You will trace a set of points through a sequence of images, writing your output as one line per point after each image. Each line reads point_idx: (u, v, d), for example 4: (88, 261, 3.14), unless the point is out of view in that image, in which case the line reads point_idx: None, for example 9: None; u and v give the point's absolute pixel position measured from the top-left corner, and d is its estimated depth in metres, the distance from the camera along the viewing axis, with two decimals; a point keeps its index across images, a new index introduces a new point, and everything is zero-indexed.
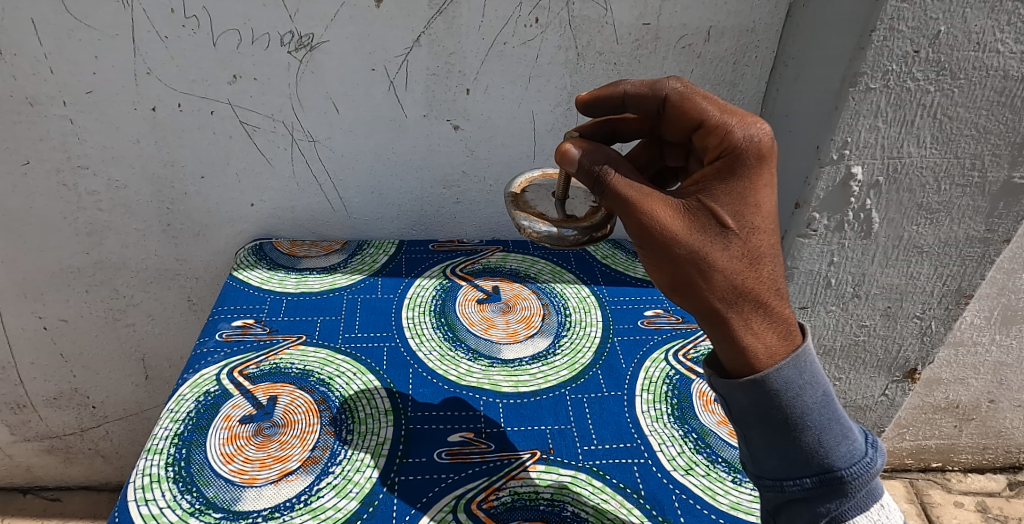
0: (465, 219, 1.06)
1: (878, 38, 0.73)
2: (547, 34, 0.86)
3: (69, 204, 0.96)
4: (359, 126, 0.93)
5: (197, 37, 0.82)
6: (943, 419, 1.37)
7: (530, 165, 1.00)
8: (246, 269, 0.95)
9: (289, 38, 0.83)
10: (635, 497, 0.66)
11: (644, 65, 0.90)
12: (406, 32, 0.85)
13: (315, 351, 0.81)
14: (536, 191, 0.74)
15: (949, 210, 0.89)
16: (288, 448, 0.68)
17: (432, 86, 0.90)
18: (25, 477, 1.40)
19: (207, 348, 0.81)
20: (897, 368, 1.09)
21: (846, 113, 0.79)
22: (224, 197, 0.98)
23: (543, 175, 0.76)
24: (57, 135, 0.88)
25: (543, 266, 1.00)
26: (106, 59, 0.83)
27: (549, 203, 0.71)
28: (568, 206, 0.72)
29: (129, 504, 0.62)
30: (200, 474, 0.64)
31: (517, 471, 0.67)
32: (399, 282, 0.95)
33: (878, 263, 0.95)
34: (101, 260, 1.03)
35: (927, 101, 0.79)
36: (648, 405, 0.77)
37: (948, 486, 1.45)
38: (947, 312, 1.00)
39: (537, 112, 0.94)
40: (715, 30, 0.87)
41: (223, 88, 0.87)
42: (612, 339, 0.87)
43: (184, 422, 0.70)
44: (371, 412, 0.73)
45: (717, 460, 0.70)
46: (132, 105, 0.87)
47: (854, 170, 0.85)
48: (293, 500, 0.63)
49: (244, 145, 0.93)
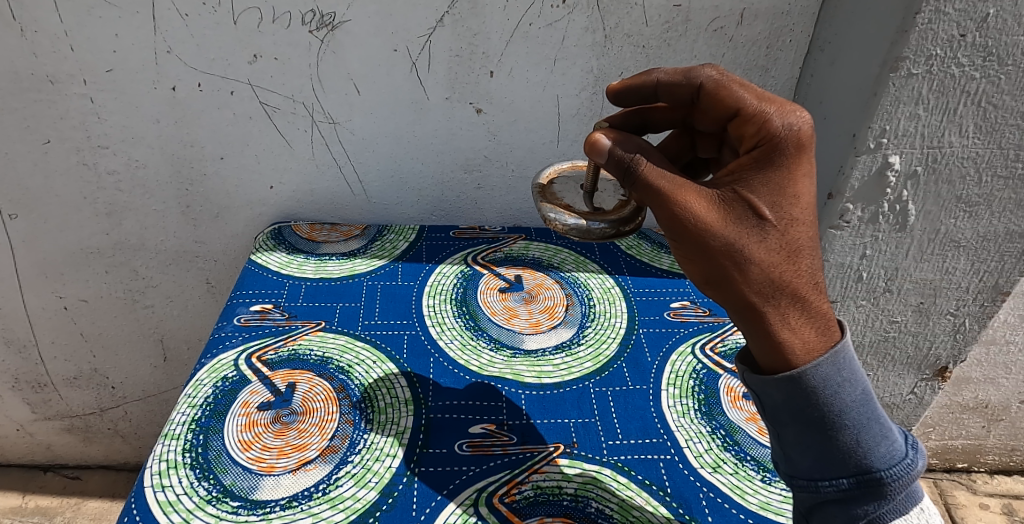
0: (486, 205, 1.04)
1: (923, 21, 0.70)
2: (574, 16, 0.84)
3: (89, 184, 0.95)
4: (380, 108, 0.91)
5: (217, 16, 0.81)
6: (970, 418, 1.34)
7: (554, 151, 0.98)
8: (265, 254, 0.95)
9: (310, 17, 0.82)
10: (661, 494, 0.64)
11: (673, 49, 0.87)
12: (429, 12, 0.82)
13: (334, 337, 0.80)
14: (558, 185, 0.72)
15: (989, 203, 0.85)
16: (307, 436, 0.67)
17: (455, 68, 0.88)
18: (46, 455, 1.41)
19: (225, 333, 0.80)
20: (927, 366, 1.06)
21: (886, 100, 0.76)
22: (245, 178, 0.97)
23: (572, 167, 0.75)
24: (77, 115, 0.88)
25: (567, 255, 0.99)
26: (125, 37, 0.82)
27: (572, 196, 0.70)
28: (597, 199, 0.70)
29: (145, 490, 0.61)
30: (216, 461, 0.64)
31: (540, 465, 0.66)
32: (420, 268, 0.94)
33: (912, 257, 0.92)
34: (121, 241, 1.03)
35: (971, 88, 0.75)
36: (674, 400, 0.75)
37: (973, 487, 1.42)
38: (982, 309, 0.96)
39: (561, 96, 0.92)
40: (748, 13, 0.84)
41: (244, 68, 0.85)
42: (638, 332, 0.85)
43: (202, 407, 0.70)
44: (391, 402, 0.72)
45: (746, 459, 0.68)
46: (152, 84, 0.86)
47: (892, 159, 0.81)
48: (311, 489, 0.62)
49: (264, 127, 0.92)
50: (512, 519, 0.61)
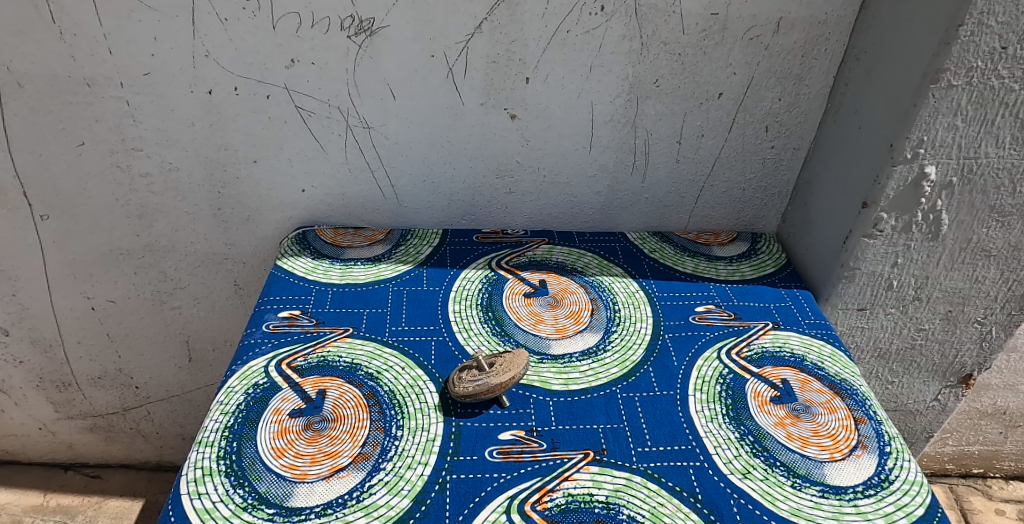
0: (516, 210, 1.04)
1: (966, 34, 0.70)
2: (612, 23, 0.84)
3: (122, 186, 0.96)
4: (415, 113, 0.91)
5: (256, 20, 0.81)
6: (988, 424, 1.35)
7: (585, 157, 0.98)
8: (291, 259, 0.95)
9: (350, 22, 0.82)
10: (692, 501, 0.64)
11: (709, 56, 0.88)
12: (469, 18, 0.83)
13: (363, 343, 0.81)
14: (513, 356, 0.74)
15: (1022, 213, 0.85)
16: (338, 443, 0.68)
17: (491, 74, 0.88)
18: (67, 453, 1.41)
19: (254, 340, 0.80)
20: (952, 374, 1.07)
21: (925, 112, 0.75)
22: (276, 182, 0.97)
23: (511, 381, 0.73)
24: (112, 117, 0.88)
25: (590, 259, 0.99)
26: (164, 40, 0.82)
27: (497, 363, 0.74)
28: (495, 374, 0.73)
29: (182, 497, 0.62)
30: (251, 469, 0.64)
31: (570, 472, 0.66)
32: (445, 273, 0.94)
33: (943, 266, 0.91)
34: (151, 242, 1.03)
35: (1010, 99, 0.75)
36: (701, 405, 0.75)
37: (988, 493, 1.43)
38: (1010, 318, 0.98)
39: (596, 103, 0.92)
40: (785, 22, 0.85)
41: (281, 72, 0.86)
42: (663, 337, 0.85)
43: (234, 414, 0.70)
44: (420, 408, 0.73)
45: (775, 464, 0.68)
46: (189, 87, 0.86)
47: (928, 170, 0.80)
48: (345, 496, 0.63)
49: (298, 131, 0.92)
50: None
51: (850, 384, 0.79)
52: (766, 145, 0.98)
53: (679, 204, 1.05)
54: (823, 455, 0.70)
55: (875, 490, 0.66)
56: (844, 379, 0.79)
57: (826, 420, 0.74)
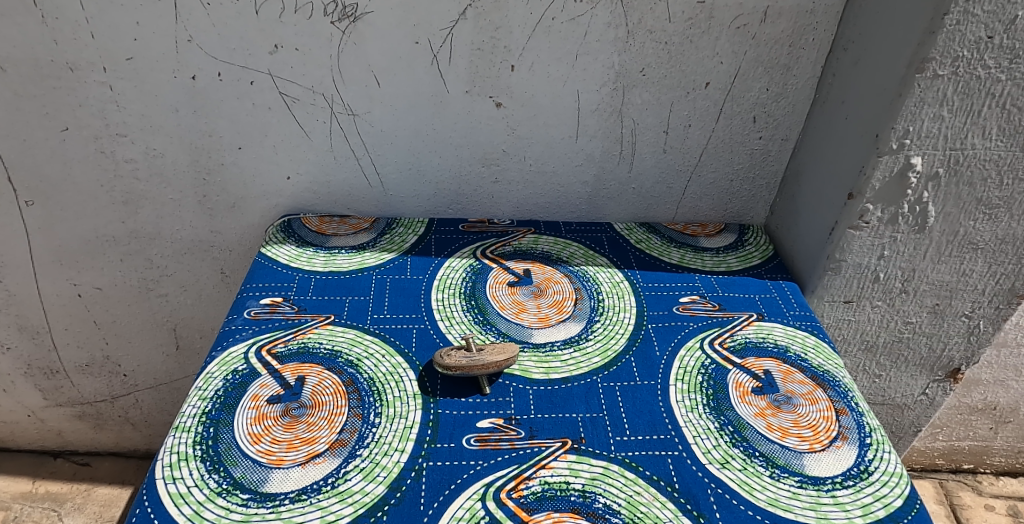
0: (502, 199, 1.04)
1: (951, 22, 0.69)
2: (597, 10, 0.83)
3: (106, 172, 0.95)
4: (401, 101, 0.91)
5: (239, 6, 0.80)
6: (979, 420, 1.34)
7: (572, 146, 0.98)
8: (275, 246, 0.95)
9: (333, 8, 0.81)
10: (669, 490, 0.64)
11: (695, 45, 0.87)
12: (453, 5, 0.82)
13: (343, 331, 0.80)
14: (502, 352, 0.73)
15: (1009, 206, 0.85)
16: (315, 430, 0.67)
17: (476, 61, 0.87)
18: (56, 441, 1.42)
19: (235, 326, 0.80)
20: (939, 368, 1.07)
21: (910, 101, 0.75)
22: (261, 169, 0.97)
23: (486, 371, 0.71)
24: (96, 102, 0.88)
25: (576, 249, 0.99)
26: (147, 25, 0.81)
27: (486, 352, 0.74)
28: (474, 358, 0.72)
29: (157, 482, 0.61)
30: (227, 454, 0.64)
31: (547, 461, 0.66)
32: (429, 262, 0.94)
33: (930, 259, 0.91)
34: (137, 229, 1.03)
35: (997, 90, 0.74)
36: (682, 395, 0.75)
37: (978, 488, 1.43)
38: (997, 311, 0.97)
39: (582, 91, 0.91)
40: (772, 10, 0.84)
41: (264, 58, 0.85)
42: (646, 327, 0.85)
43: (212, 400, 0.70)
44: (400, 395, 0.73)
45: (754, 455, 0.68)
46: (172, 73, 0.85)
47: (914, 160, 0.80)
48: (321, 482, 0.62)
49: (283, 118, 0.91)
50: (519, 514, 0.60)
51: (833, 375, 0.78)
52: (753, 135, 0.98)
53: (666, 195, 1.05)
54: (803, 445, 0.69)
55: (853, 482, 0.66)
56: (827, 371, 0.79)
57: (807, 411, 0.73)
